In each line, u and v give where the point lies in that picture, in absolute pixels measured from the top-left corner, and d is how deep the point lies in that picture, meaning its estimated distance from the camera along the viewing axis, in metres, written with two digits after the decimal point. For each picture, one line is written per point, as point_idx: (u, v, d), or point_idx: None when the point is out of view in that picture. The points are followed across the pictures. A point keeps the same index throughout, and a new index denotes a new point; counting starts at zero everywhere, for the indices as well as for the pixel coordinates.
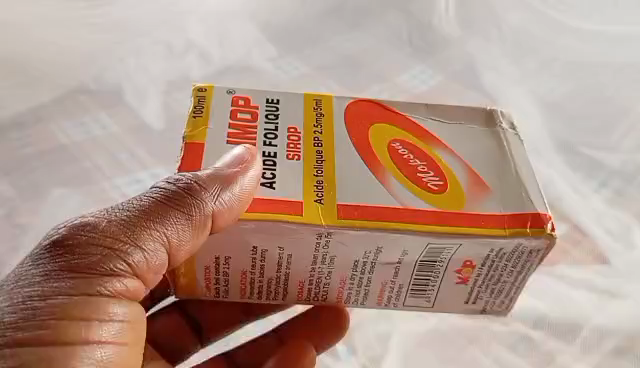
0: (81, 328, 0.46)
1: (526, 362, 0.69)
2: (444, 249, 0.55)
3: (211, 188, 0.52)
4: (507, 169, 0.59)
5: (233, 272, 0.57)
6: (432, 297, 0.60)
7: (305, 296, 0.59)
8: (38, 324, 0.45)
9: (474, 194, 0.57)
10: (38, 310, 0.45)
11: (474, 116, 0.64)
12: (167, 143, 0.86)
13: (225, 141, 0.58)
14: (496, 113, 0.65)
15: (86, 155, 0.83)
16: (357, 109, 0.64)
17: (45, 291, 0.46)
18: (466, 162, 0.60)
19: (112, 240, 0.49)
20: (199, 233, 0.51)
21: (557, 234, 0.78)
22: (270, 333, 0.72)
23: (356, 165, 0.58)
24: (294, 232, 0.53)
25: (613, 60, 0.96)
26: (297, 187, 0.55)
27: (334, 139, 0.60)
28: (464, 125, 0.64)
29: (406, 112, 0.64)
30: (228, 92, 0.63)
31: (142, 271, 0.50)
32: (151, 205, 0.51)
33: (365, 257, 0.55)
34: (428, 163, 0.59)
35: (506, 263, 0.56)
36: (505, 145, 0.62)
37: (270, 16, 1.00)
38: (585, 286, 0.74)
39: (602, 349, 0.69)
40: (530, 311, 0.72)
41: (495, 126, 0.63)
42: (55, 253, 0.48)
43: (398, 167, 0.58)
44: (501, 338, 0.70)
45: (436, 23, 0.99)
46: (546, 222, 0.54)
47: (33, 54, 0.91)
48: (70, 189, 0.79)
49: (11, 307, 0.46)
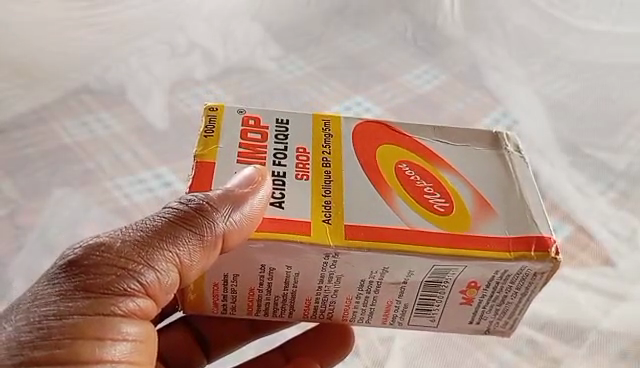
0: (96, 347, 0.44)
1: (531, 365, 0.66)
2: (450, 269, 0.49)
3: (223, 208, 0.48)
4: (512, 194, 0.52)
5: (240, 291, 0.51)
6: (438, 316, 0.52)
7: (311, 315, 0.53)
8: (53, 344, 0.43)
9: (485, 222, 0.50)
10: (53, 330, 0.44)
11: (479, 137, 0.56)
12: (171, 141, 0.86)
13: (236, 160, 0.51)
14: (501, 135, 0.56)
15: (89, 155, 0.83)
16: (361, 129, 0.56)
17: (61, 310, 0.44)
18: (478, 184, 0.53)
19: (126, 260, 0.46)
20: (210, 254, 0.48)
21: (563, 238, 0.76)
22: (276, 347, 0.64)
23: (362, 184, 0.51)
24: (302, 253, 0.47)
25: (617, 61, 0.99)
26: (305, 207, 0.49)
27: (341, 160, 0.53)
28: (467, 147, 0.55)
29: (410, 132, 0.56)
30: (239, 110, 0.55)
31: (154, 291, 0.47)
32: (164, 225, 0.47)
33: (371, 277, 0.49)
34: (436, 187, 0.52)
35: (510, 283, 0.49)
36: (511, 169, 0.54)
37: (272, 17, 1.03)
38: (591, 289, 0.72)
39: (609, 352, 0.67)
40: (535, 315, 0.70)
41: (500, 148, 0.55)
42: (70, 272, 0.46)
43: (404, 191, 0.51)
44: (507, 345, 0.68)
45: (440, 23, 1.03)
46: (551, 245, 0.48)
47: (38, 55, 0.93)
48: (72, 188, 0.79)
49: (27, 326, 0.44)
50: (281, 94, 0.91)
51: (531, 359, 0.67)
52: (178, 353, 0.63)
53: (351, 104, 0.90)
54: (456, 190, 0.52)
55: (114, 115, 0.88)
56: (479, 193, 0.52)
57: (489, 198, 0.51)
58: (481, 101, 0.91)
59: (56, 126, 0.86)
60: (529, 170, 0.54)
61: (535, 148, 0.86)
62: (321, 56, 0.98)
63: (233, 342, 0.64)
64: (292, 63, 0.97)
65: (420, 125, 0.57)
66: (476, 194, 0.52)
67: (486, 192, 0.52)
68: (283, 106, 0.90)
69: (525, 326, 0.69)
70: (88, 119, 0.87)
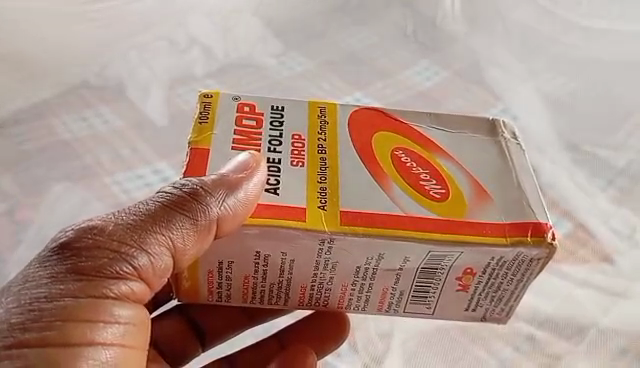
0: (87, 330, 0.44)
1: (531, 362, 0.66)
2: (445, 256, 0.48)
3: (217, 193, 0.47)
4: (508, 180, 0.52)
5: (236, 278, 0.50)
6: (433, 303, 0.52)
7: (306, 302, 0.52)
8: (44, 326, 0.43)
9: (480, 208, 0.49)
10: (44, 312, 0.44)
11: (476, 125, 0.56)
12: (170, 137, 0.86)
13: (231, 147, 0.51)
14: (498, 123, 0.56)
15: (88, 150, 0.83)
16: (357, 115, 0.56)
17: (52, 293, 0.44)
18: (474, 171, 0.52)
19: (118, 243, 0.46)
20: (203, 239, 0.47)
21: (562, 234, 0.76)
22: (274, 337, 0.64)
23: (358, 171, 0.51)
24: (297, 239, 0.47)
25: (619, 59, 0.98)
26: (300, 193, 0.49)
27: (337, 147, 0.52)
28: (464, 134, 0.55)
29: (406, 120, 0.56)
30: (234, 98, 0.55)
31: (147, 275, 0.47)
32: (158, 209, 0.47)
33: (367, 264, 0.49)
34: (433, 173, 0.52)
35: (506, 270, 0.49)
36: (507, 156, 0.53)
37: (274, 13, 1.03)
38: (590, 286, 0.72)
39: (608, 349, 0.67)
40: (534, 312, 0.69)
41: (496, 135, 0.55)
42: (62, 255, 0.45)
43: (400, 178, 0.51)
44: (507, 340, 0.68)
45: (441, 21, 1.03)
46: (547, 231, 0.48)
47: (38, 51, 0.93)
48: (71, 182, 0.79)
49: (18, 308, 0.44)
50: (281, 91, 0.91)
51: (530, 355, 0.67)
52: (176, 348, 0.62)
53: (351, 101, 0.89)
54: (452, 176, 0.52)
55: (113, 111, 0.88)
56: (476, 180, 0.52)
57: (485, 185, 0.51)
58: (481, 98, 0.91)
59: (56, 122, 0.86)
60: (525, 157, 0.54)
61: (535, 144, 0.86)
62: (320, 53, 0.98)
63: (229, 331, 0.63)
64: (292, 59, 0.96)
65: (417, 112, 0.57)
66: (473, 181, 0.51)
67: (482, 179, 0.52)
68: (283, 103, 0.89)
69: (524, 322, 0.69)
70: (88, 114, 0.87)
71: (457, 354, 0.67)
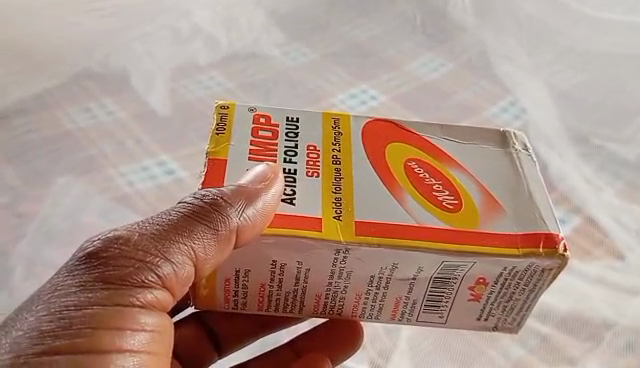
0: (115, 338, 0.43)
1: (541, 361, 0.66)
2: (458, 266, 0.48)
3: (237, 203, 0.47)
4: (520, 191, 0.51)
5: (251, 287, 0.50)
6: (446, 312, 0.52)
7: (320, 311, 0.52)
8: (73, 333, 0.42)
9: (492, 220, 0.49)
10: (73, 320, 0.43)
11: (487, 136, 0.55)
12: (174, 129, 0.85)
13: (247, 158, 0.51)
14: (510, 134, 0.56)
15: (91, 142, 0.82)
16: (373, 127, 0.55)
17: (80, 301, 0.43)
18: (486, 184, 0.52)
19: (144, 253, 0.45)
20: (225, 249, 0.47)
21: (571, 231, 0.76)
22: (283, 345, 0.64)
23: (372, 182, 0.51)
24: (312, 249, 0.47)
25: (630, 51, 0.98)
26: (315, 204, 0.48)
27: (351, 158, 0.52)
28: (477, 146, 0.55)
29: (419, 131, 0.56)
30: (250, 109, 0.55)
31: (172, 283, 0.46)
32: (180, 219, 0.47)
33: (381, 273, 0.48)
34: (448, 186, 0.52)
35: (518, 281, 0.48)
36: (519, 167, 0.53)
37: (279, 4, 1.02)
38: (600, 283, 0.71)
39: (618, 347, 0.66)
40: (544, 312, 0.69)
41: (509, 147, 0.55)
42: (90, 264, 0.45)
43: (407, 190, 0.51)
44: (517, 338, 0.68)
45: (449, 10, 1.02)
46: (559, 242, 0.47)
47: (41, 41, 0.93)
48: (75, 175, 0.78)
49: (47, 315, 0.43)
50: (286, 82, 0.90)
51: (539, 352, 0.66)
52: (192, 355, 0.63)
53: (355, 93, 0.89)
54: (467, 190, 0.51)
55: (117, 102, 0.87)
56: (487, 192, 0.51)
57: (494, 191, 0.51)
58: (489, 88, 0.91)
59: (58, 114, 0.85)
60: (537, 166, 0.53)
61: (542, 137, 0.85)
62: (326, 44, 0.97)
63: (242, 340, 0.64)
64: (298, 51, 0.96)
65: (429, 124, 0.56)
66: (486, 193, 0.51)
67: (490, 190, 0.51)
68: (288, 95, 0.89)
69: (535, 321, 0.69)
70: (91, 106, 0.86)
71: (465, 355, 0.66)
